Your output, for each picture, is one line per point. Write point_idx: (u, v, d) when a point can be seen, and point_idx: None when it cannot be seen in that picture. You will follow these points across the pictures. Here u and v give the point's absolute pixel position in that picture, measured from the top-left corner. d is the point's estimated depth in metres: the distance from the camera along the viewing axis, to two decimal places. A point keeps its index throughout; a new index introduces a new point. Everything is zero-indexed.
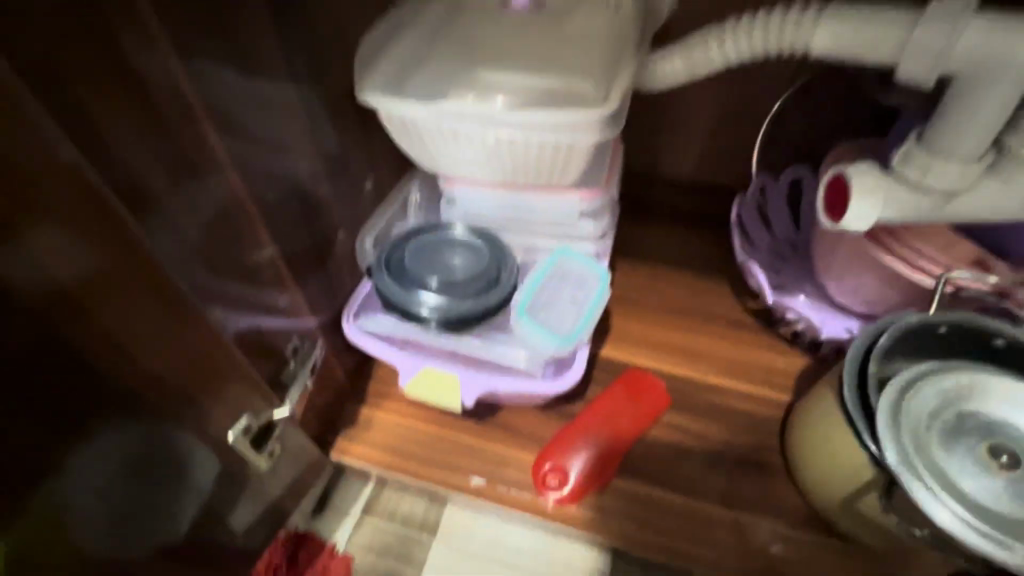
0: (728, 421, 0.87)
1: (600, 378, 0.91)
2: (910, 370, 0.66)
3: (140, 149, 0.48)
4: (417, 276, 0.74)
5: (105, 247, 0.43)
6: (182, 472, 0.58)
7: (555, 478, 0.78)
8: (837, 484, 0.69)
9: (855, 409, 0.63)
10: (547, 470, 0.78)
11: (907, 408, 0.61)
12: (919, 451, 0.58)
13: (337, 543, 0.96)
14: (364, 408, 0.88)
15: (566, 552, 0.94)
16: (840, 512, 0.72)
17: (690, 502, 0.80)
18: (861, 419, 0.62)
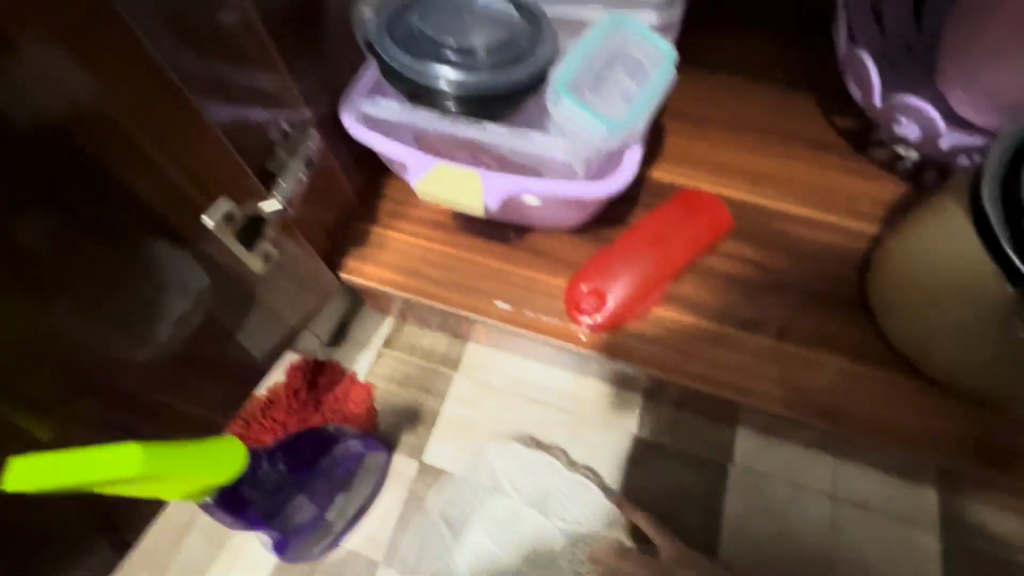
0: (797, 252, 0.74)
1: (649, 202, 0.77)
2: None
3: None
4: (430, 43, 0.58)
5: None
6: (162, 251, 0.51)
7: (592, 302, 0.69)
8: (939, 310, 0.58)
9: (994, 208, 0.49)
10: (584, 292, 0.69)
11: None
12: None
13: (357, 371, 0.92)
14: (376, 226, 0.77)
15: (596, 389, 0.88)
16: (930, 346, 0.61)
17: (745, 337, 0.70)
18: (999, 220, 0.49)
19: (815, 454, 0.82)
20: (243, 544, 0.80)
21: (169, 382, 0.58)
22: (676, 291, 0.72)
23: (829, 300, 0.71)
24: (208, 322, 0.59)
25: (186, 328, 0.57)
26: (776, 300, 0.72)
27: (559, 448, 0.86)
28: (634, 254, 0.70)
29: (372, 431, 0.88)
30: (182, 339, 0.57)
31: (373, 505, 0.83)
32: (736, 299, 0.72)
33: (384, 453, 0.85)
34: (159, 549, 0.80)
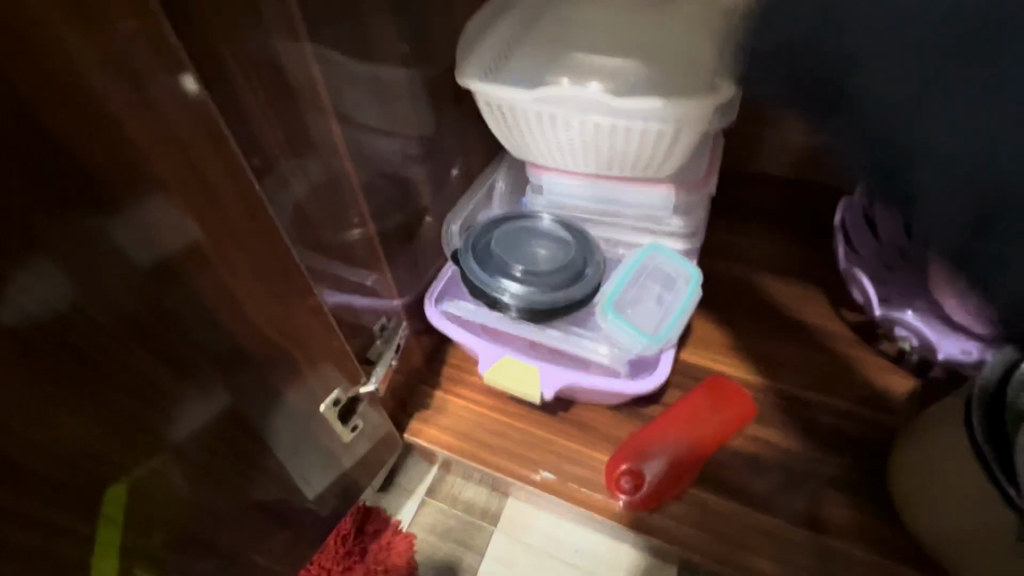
0: (817, 439, 0.81)
1: (681, 382, 0.87)
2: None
3: (277, 134, 0.51)
4: (502, 263, 0.73)
5: (240, 218, 0.46)
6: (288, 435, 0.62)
7: (630, 480, 0.76)
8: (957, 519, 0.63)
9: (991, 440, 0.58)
10: (623, 471, 0.77)
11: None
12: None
13: (401, 521, 0.98)
14: (438, 390, 0.88)
15: (630, 557, 0.91)
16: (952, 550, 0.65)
17: (778, 523, 0.75)
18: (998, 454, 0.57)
19: None
20: None
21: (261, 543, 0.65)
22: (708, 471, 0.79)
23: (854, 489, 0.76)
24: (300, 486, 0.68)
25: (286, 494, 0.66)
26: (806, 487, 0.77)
27: None
28: (668, 436, 0.78)
29: None
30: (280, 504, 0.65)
31: None
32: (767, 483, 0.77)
33: None
34: None
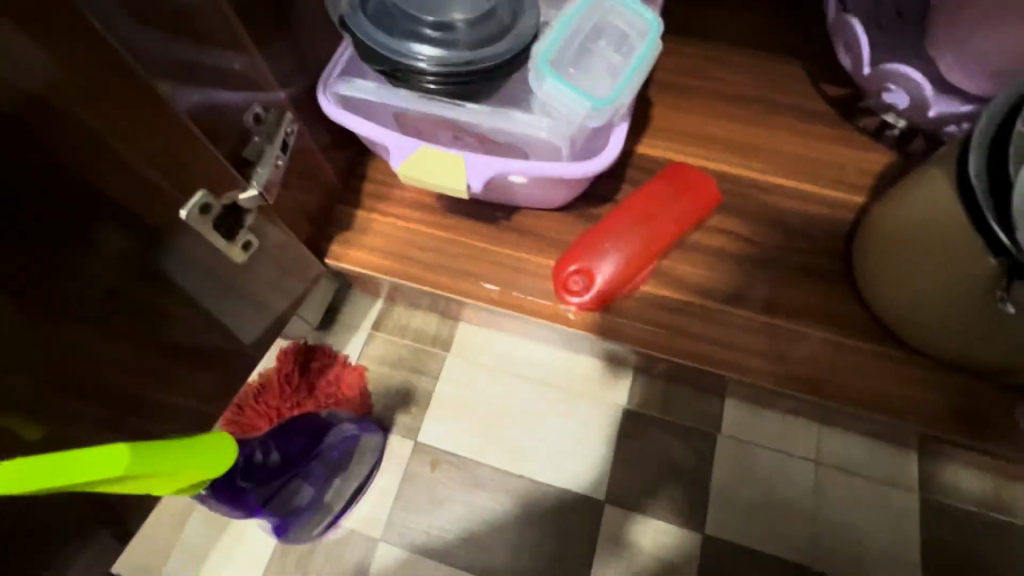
0: (783, 225, 0.73)
1: (636, 178, 0.77)
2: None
3: None
4: (406, 15, 0.55)
5: None
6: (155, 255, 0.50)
7: (581, 281, 0.68)
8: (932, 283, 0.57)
9: (983, 182, 0.49)
10: (571, 272, 0.68)
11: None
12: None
13: (349, 354, 0.92)
14: (357, 209, 0.76)
15: (589, 366, 0.90)
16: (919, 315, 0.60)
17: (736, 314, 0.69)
18: (991, 197, 0.49)
19: (799, 420, 0.84)
20: (244, 527, 0.81)
21: (160, 376, 0.58)
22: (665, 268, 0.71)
23: (816, 271, 0.70)
24: (198, 316, 0.58)
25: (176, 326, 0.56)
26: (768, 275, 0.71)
27: (553, 422, 0.87)
28: (618, 233, 0.70)
29: (366, 413, 0.88)
30: (171, 336, 0.56)
31: (372, 485, 0.84)
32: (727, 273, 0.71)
33: (380, 435, 0.85)
34: (163, 535, 0.82)
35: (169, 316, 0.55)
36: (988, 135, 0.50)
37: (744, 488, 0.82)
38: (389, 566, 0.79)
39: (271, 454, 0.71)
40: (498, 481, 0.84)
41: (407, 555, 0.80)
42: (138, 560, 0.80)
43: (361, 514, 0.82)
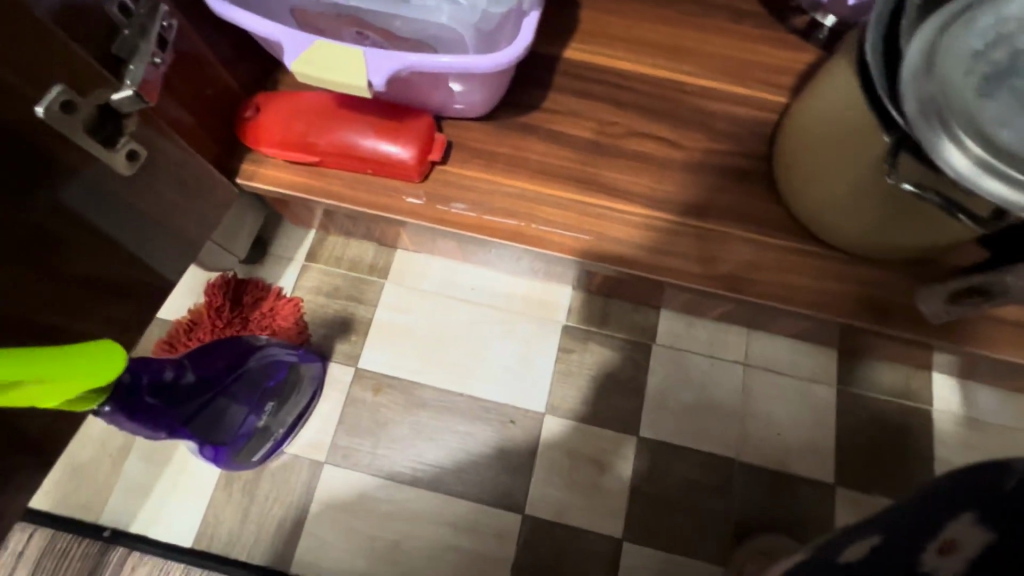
0: (712, 127, 0.72)
1: (566, 84, 0.73)
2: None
3: None
4: None
5: None
6: (34, 172, 0.45)
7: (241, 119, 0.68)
8: (845, 172, 0.56)
9: (877, 57, 0.49)
10: (249, 115, 0.67)
11: (947, 48, 0.47)
12: (952, 93, 0.46)
13: (282, 288, 0.90)
14: (251, 114, 0.67)
15: (530, 286, 0.90)
16: (831, 209, 0.61)
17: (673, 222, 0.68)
18: (881, 71, 0.49)
19: (729, 328, 0.88)
20: (187, 458, 0.81)
21: (76, 311, 0.54)
22: (603, 178, 0.69)
23: (745, 173, 0.70)
24: (102, 245, 0.54)
25: (79, 256, 0.52)
26: (702, 179, 0.70)
27: (492, 343, 0.88)
28: (260, 128, 0.67)
29: (304, 343, 0.87)
30: (74, 268, 0.52)
31: (314, 411, 0.84)
32: (658, 179, 0.69)
33: (320, 363, 0.84)
34: (102, 474, 0.80)
35: (68, 243, 0.51)
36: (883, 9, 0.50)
37: (677, 394, 0.85)
38: (338, 487, 0.81)
39: (185, 375, 0.68)
40: (441, 401, 0.85)
41: (354, 477, 0.81)
42: (78, 500, 0.79)
43: (304, 439, 0.82)
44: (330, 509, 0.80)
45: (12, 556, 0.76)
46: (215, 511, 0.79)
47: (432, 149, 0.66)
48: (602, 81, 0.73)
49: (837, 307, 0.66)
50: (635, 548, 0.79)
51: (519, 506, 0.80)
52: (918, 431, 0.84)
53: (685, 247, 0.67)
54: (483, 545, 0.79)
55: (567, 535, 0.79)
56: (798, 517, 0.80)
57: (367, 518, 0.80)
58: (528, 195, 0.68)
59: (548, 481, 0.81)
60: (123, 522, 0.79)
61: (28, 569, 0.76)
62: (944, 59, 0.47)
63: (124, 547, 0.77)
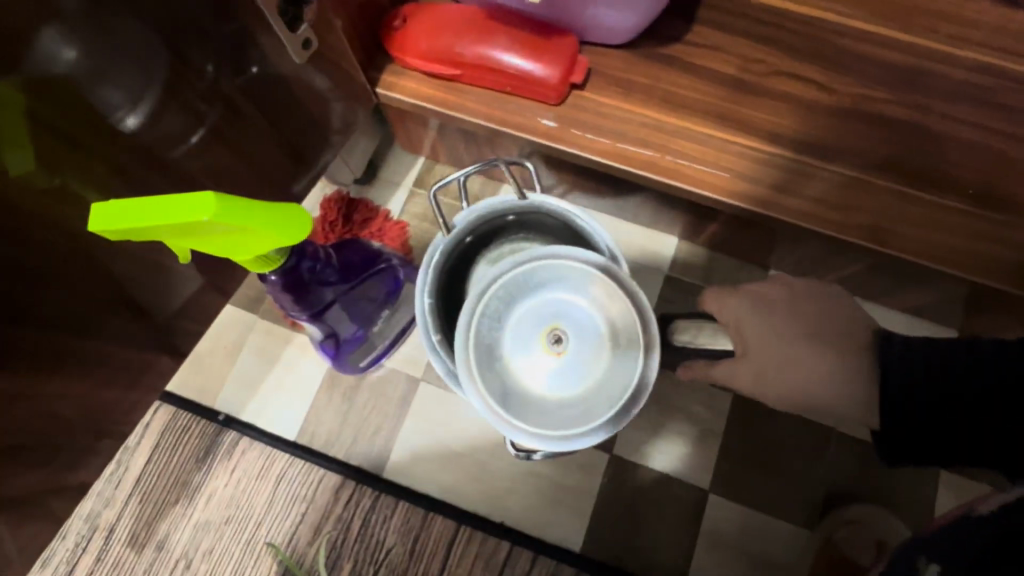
0: (864, 72, 0.68)
1: (711, 18, 0.70)
2: (481, 293, 0.59)
3: None
4: None
5: None
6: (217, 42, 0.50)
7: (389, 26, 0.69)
8: None
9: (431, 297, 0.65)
10: (397, 23, 0.68)
11: (481, 338, 0.59)
12: (480, 371, 0.58)
13: (390, 211, 0.92)
14: (397, 24, 0.68)
15: (635, 233, 0.89)
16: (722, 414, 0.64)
17: (814, 167, 0.65)
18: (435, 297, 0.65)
19: None
20: (295, 358, 0.86)
21: None
22: (744, 116, 0.66)
23: (896, 123, 0.66)
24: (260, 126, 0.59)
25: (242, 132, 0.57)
26: (848, 124, 0.66)
27: None
28: (408, 38, 0.67)
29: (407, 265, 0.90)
30: None
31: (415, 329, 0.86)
32: (802, 121, 0.66)
33: None
34: (218, 364, 0.86)
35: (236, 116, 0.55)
36: (458, 251, 0.68)
37: None
38: (430, 404, 0.84)
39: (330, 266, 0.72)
40: None
41: (446, 397, 0.84)
42: (196, 385, 0.86)
43: (402, 354, 0.85)
44: (421, 422, 0.83)
45: (139, 427, 0.83)
46: (316, 410, 0.84)
47: (573, 71, 0.66)
48: (750, 17, 0.70)
49: (988, 272, 0.62)
50: (719, 500, 0.78)
51: (605, 444, 0.81)
52: None
53: (825, 193, 0.64)
54: (566, 476, 0.80)
55: (651, 479, 0.79)
56: (893, 494, 0.77)
57: (455, 437, 0.82)
58: (662, 126, 0.66)
59: (636, 425, 0.81)
60: (233, 409, 0.85)
61: (153, 439, 0.83)
62: (474, 346, 0.59)
63: (235, 432, 0.83)
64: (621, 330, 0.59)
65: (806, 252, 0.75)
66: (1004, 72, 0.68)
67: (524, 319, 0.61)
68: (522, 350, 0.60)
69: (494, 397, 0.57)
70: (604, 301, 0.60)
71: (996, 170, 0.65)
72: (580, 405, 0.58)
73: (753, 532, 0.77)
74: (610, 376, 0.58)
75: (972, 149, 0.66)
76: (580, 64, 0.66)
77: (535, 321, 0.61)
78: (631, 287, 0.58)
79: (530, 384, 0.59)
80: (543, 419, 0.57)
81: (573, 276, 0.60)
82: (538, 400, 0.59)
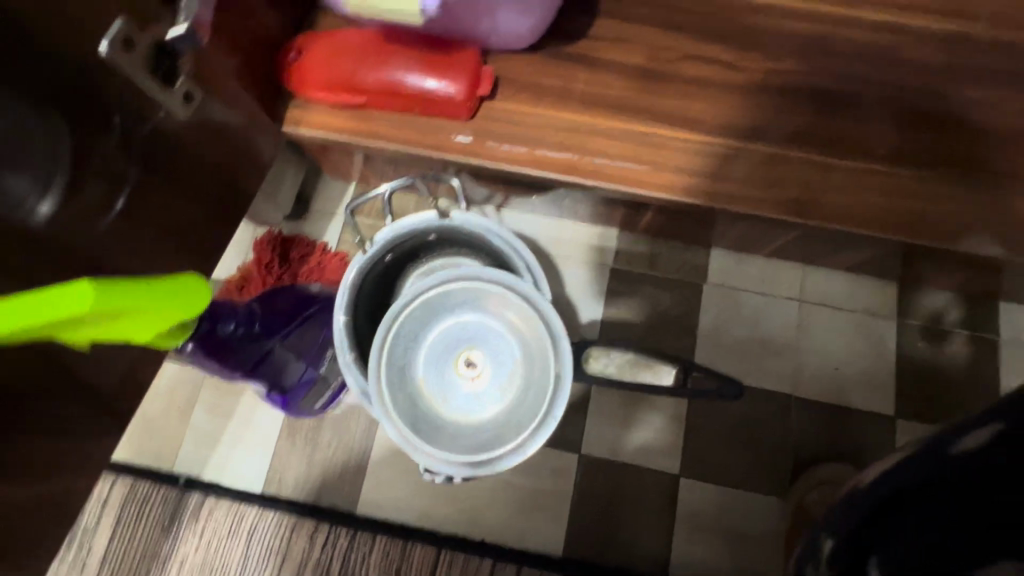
0: (768, 44, 0.68)
1: (613, 8, 0.69)
2: (397, 315, 0.59)
3: None
4: None
5: None
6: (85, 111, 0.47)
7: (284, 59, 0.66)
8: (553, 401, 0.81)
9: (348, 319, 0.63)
10: (293, 56, 0.66)
11: (392, 362, 0.59)
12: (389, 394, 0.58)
13: (328, 242, 0.90)
14: (293, 57, 0.66)
15: (578, 230, 0.88)
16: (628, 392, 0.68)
17: (732, 146, 0.65)
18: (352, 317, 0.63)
19: (783, 262, 0.85)
20: (250, 408, 0.84)
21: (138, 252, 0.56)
22: (657, 106, 0.66)
23: (805, 92, 0.67)
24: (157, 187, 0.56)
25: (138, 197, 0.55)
26: (759, 99, 0.66)
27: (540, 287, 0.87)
28: (305, 70, 0.65)
29: None
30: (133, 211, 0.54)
31: None
32: (714, 103, 0.66)
33: None
34: (171, 426, 0.84)
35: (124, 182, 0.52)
36: (378, 269, 0.66)
37: (731, 331, 0.84)
38: None
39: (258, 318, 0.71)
40: None
41: None
42: (152, 451, 0.83)
43: None
44: (389, 452, 0.82)
45: (98, 504, 0.80)
46: (280, 457, 0.82)
47: (481, 83, 0.65)
48: (651, 4, 0.70)
49: (909, 229, 0.63)
50: (693, 483, 0.79)
51: (574, 445, 0.81)
52: (984, 360, 0.81)
53: (745, 172, 0.64)
54: (541, 483, 0.80)
55: (623, 472, 0.80)
56: (857, 450, 0.79)
57: None
58: (579, 127, 0.66)
59: (602, 421, 0.82)
60: (194, 470, 0.82)
61: (114, 515, 0.80)
62: (385, 370, 0.58)
63: (199, 493, 0.81)
64: (534, 355, 0.60)
65: (740, 228, 0.75)
66: (903, 28, 0.69)
67: (440, 345, 0.63)
68: (436, 375, 0.62)
69: (404, 421, 0.58)
70: (518, 325, 0.61)
71: (907, 126, 0.66)
72: (492, 427, 0.60)
73: (729, 508, 0.78)
74: (523, 399, 0.60)
75: (881, 109, 0.67)
76: (486, 75, 0.65)
77: (451, 346, 0.63)
78: (543, 310, 0.58)
79: (440, 407, 0.61)
80: (452, 441, 0.59)
81: (491, 301, 0.61)
82: (446, 423, 0.61)
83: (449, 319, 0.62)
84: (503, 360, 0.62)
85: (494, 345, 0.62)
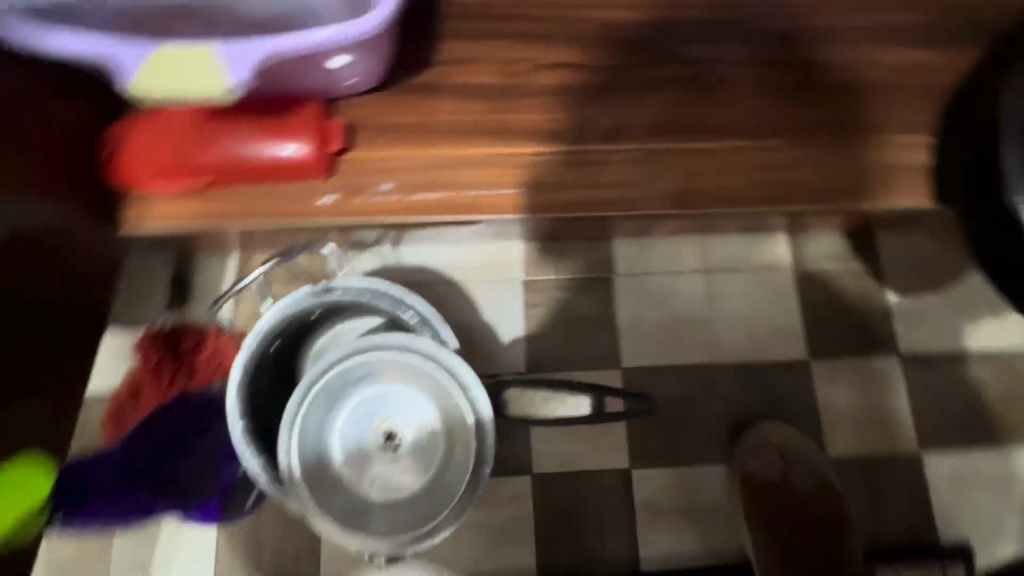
0: (617, 38, 0.67)
1: (455, 28, 0.66)
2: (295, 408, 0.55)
3: None
4: None
5: None
6: None
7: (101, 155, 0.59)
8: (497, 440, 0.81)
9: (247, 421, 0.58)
10: (110, 150, 0.59)
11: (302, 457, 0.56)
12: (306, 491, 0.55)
13: (220, 323, 0.81)
14: (110, 151, 0.59)
15: (481, 250, 0.86)
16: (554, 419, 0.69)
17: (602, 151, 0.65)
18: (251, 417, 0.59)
19: (683, 238, 0.87)
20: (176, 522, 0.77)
21: None
22: (522, 124, 0.64)
23: (661, 81, 0.67)
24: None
25: None
26: (618, 97, 0.66)
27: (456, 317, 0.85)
28: (129, 162, 0.59)
29: None
30: None
31: None
32: (576, 109, 0.65)
33: None
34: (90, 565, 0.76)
35: None
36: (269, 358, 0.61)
37: (649, 316, 0.86)
38: None
39: None
40: None
41: None
42: None
43: None
44: None
45: None
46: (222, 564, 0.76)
47: (329, 138, 0.60)
48: (494, 16, 0.67)
49: (779, 198, 0.66)
50: (644, 473, 0.81)
51: (524, 467, 0.81)
52: (875, 290, 0.87)
53: (619, 174, 0.64)
54: (500, 513, 0.80)
55: (577, 480, 0.81)
56: (782, 400, 0.84)
57: None
58: (447, 162, 0.63)
59: (547, 435, 0.82)
60: None
61: None
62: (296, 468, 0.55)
63: None
64: (451, 412, 0.58)
65: None
66: None
67: (353, 423, 0.59)
68: (356, 455, 0.59)
69: (329, 515, 0.55)
70: (428, 385, 0.58)
71: (760, 97, 0.68)
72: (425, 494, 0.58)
73: (681, 486, 0.81)
74: (450, 457, 0.58)
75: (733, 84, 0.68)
76: (333, 129, 0.60)
77: (365, 422, 0.59)
78: (448, 368, 0.56)
79: (367, 487, 0.58)
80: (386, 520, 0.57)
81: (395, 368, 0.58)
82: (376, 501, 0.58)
83: (356, 395, 0.59)
84: (423, 423, 0.60)
85: (410, 410, 0.60)
